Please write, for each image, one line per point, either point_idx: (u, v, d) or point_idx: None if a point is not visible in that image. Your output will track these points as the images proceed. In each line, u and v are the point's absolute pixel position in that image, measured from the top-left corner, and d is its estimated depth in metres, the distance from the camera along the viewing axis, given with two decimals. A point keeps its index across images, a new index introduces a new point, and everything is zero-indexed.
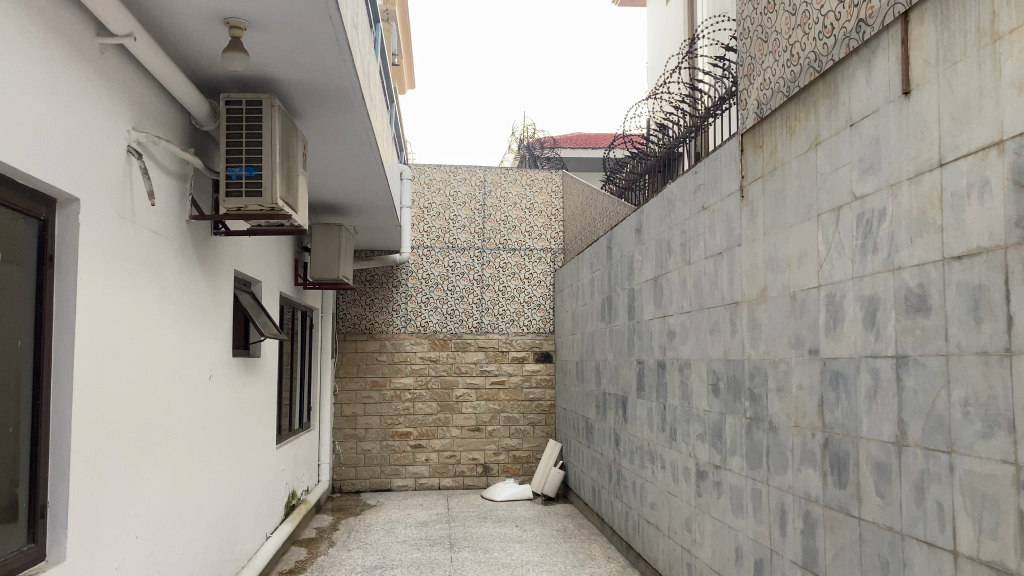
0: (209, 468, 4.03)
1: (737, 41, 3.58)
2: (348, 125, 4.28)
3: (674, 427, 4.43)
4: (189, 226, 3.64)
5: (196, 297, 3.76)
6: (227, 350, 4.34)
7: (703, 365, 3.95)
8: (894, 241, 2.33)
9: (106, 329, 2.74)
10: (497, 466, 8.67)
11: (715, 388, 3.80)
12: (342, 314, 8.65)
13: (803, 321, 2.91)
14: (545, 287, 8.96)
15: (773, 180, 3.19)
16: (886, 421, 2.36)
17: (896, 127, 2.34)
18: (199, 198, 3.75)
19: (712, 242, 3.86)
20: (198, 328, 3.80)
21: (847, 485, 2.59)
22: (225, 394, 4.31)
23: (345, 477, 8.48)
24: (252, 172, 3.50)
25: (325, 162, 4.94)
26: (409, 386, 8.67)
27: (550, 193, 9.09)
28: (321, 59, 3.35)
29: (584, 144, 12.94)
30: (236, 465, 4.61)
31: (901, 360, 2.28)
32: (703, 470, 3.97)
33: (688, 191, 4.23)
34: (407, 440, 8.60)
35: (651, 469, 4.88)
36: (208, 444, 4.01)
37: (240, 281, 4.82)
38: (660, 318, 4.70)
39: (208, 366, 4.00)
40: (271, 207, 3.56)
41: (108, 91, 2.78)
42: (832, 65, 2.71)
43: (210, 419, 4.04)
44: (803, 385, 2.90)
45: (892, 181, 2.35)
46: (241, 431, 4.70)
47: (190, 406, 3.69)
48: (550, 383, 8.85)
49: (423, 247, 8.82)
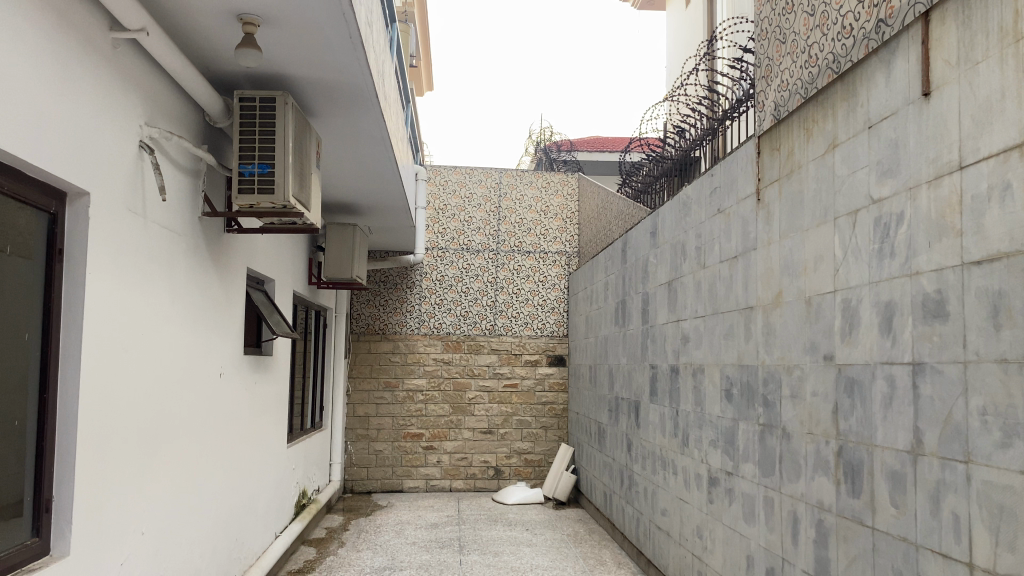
0: (219, 466, 4.04)
1: (755, 43, 3.54)
2: (363, 124, 4.28)
3: (687, 433, 4.38)
4: (201, 223, 3.64)
5: (208, 294, 3.76)
6: (238, 349, 4.34)
7: (716, 371, 3.91)
8: (912, 245, 2.28)
9: (115, 323, 2.74)
10: (509, 469, 8.63)
11: (728, 393, 3.75)
12: (355, 314, 8.66)
13: (818, 326, 2.86)
14: (559, 291, 8.93)
15: (790, 183, 3.14)
16: (902, 430, 2.31)
17: (915, 129, 2.29)
18: (212, 195, 3.76)
19: (727, 246, 3.82)
20: (209, 325, 3.80)
21: (860, 494, 2.54)
22: (235, 392, 4.31)
23: (356, 478, 8.48)
24: (264, 170, 3.50)
25: (340, 161, 4.93)
26: (421, 387, 8.66)
27: (566, 195, 9.06)
28: (335, 56, 3.34)
29: (602, 147, 12.88)
30: (246, 464, 4.61)
31: (917, 367, 2.23)
32: (715, 477, 3.91)
33: (704, 194, 4.18)
34: (419, 441, 8.59)
35: (663, 475, 4.83)
36: (218, 441, 4.01)
37: (252, 279, 4.83)
38: (674, 322, 4.66)
39: (219, 363, 4.01)
40: (284, 205, 3.56)
41: (120, 86, 2.77)
42: (850, 67, 2.66)
43: (220, 416, 4.04)
44: (817, 391, 2.85)
45: (910, 185, 2.30)
46: (252, 430, 4.70)
47: (200, 402, 3.69)
48: (562, 387, 8.81)
49: (438, 249, 8.81)
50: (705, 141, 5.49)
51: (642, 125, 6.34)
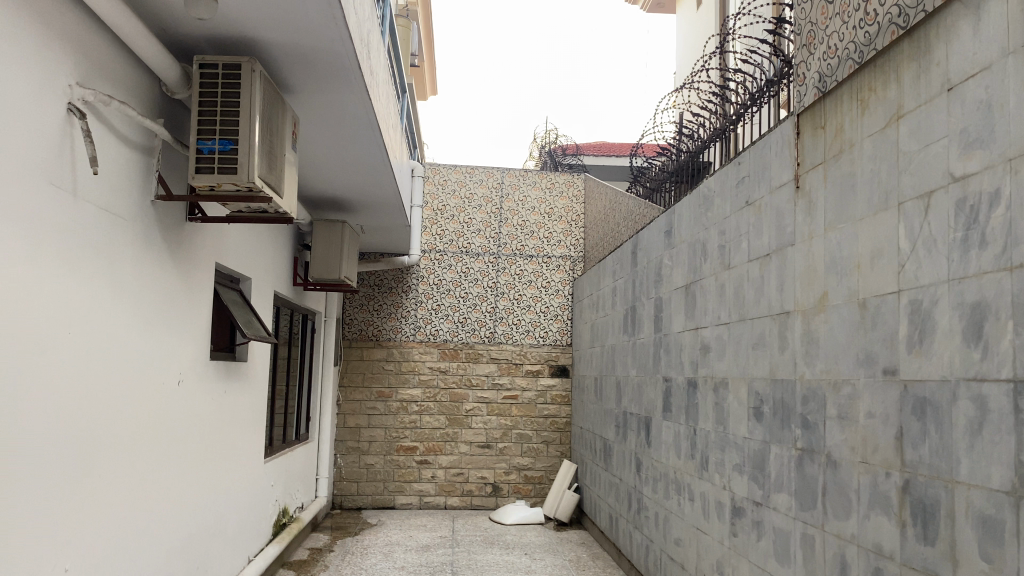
0: (175, 484, 3.57)
1: (794, 6, 3.06)
2: (346, 103, 3.81)
3: (705, 456, 3.90)
4: (155, 208, 3.18)
5: (163, 290, 3.30)
6: (203, 353, 3.87)
7: (743, 386, 3.42)
8: (1014, 230, 1.80)
9: (28, 319, 2.27)
10: (508, 486, 8.13)
11: (758, 412, 3.26)
12: (348, 320, 8.20)
13: (876, 335, 2.38)
14: (564, 297, 8.44)
15: (838, 165, 2.67)
16: (997, 464, 1.83)
17: (1017, 84, 1.81)
18: (170, 177, 3.29)
19: (756, 243, 3.35)
20: (165, 325, 3.34)
21: (934, 541, 2.05)
22: (198, 403, 3.84)
23: (346, 493, 7.99)
24: (226, 147, 3.05)
25: (323, 148, 4.47)
26: (416, 398, 8.18)
27: (571, 197, 8.59)
28: (308, 16, 2.88)
29: (609, 151, 12.40)
30: (212, 482, 4.13)
31: (1021, 386, 1.75)
32: (740, 507, 3.42)
33: (729, 187, 3.71)
34: (412, 455, 8.10)
35: (677, 501, 4.34)
36: (175, 456, 3.55)
37: (224, 277, 4.36)
38: (692, 330, 4.18)
39: (178, 369, 3.54)
40: (250, 188, 3.10)
41: (44, 33, 2.31)
42: (922, 19, 2.19)
43: (178, 428, 3.57)
44: (874, 412, 2.37)
45: (1010, 155, 1.83)
46: (220, 444, 4.23)
47: (150, 410, 3.23)
48: (565, 400, 8.32)
49: (436, 251, 8.35)
50: (719, 138, 5.08)
51: (652, 120, 5.93)
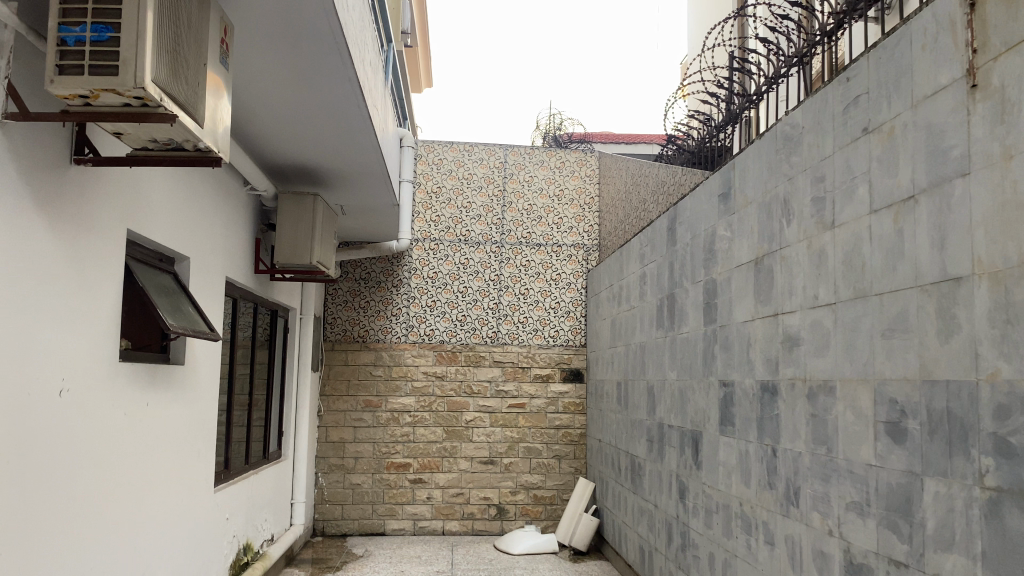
0: (60, 534, 2.53)
1: None
2: (298, 10, 2.77)
3: (793, 486, 2.88)
4: (6, 132, 2.15)
5: (27, 257, 2.27)
6: (108, 353, 2.84)
7: (866, 391, 2.40)
8: None
9: None
10: (515, 508, 7.08)
11: (897, 429, 2.23)
12: (330, 319, 7.18)
13: None
14: (576, 292, 7.41)
15: None
16: None
17: None
18: (31, 90, 2.25)
19: (887, 183, 2.32)
20: (29, 313, 2.30)
21: None
22: (101, 417, 2.81)
23: (328, 518, 6.95)
24: (102, 36, 2.02)
25: (275, 85, 3.44)
26: (409, 407, 7.13)
27: (584, 177, 7.56)
28: None
29: (618, 141, 11.40)
30: (129, 523, 3.10)
31: None
32: (862, 564, 2.39)
33: (830, 118, 2.70)
34: (405, 473, 7.05)
35: (745, 541, 3.31)
36: (59, 494, 2.52)
37: (148, 253, 3.35)
38: (767, 317, 3.15)
39: (61, 377, 2.51)
40: (142, 100, 2.08)
41: None
42: None
43: (61, 454, 2.52)
44: None
45: None
46: (139, 471, 3.19)
47: (7, 426, 2.20)
48: (579, 408, 7.28)
49: (430, 240, 7.32)
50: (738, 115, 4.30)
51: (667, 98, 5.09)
